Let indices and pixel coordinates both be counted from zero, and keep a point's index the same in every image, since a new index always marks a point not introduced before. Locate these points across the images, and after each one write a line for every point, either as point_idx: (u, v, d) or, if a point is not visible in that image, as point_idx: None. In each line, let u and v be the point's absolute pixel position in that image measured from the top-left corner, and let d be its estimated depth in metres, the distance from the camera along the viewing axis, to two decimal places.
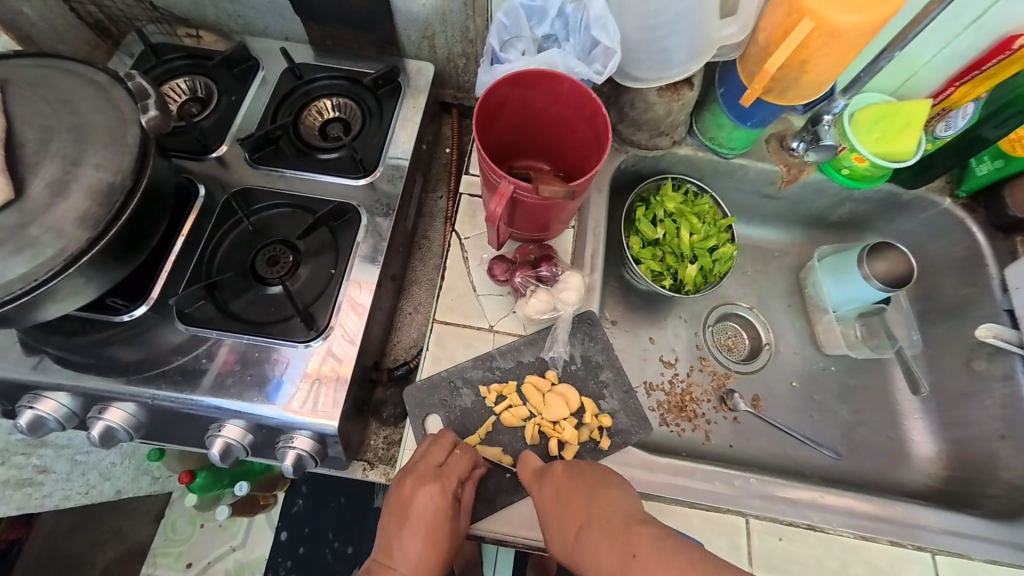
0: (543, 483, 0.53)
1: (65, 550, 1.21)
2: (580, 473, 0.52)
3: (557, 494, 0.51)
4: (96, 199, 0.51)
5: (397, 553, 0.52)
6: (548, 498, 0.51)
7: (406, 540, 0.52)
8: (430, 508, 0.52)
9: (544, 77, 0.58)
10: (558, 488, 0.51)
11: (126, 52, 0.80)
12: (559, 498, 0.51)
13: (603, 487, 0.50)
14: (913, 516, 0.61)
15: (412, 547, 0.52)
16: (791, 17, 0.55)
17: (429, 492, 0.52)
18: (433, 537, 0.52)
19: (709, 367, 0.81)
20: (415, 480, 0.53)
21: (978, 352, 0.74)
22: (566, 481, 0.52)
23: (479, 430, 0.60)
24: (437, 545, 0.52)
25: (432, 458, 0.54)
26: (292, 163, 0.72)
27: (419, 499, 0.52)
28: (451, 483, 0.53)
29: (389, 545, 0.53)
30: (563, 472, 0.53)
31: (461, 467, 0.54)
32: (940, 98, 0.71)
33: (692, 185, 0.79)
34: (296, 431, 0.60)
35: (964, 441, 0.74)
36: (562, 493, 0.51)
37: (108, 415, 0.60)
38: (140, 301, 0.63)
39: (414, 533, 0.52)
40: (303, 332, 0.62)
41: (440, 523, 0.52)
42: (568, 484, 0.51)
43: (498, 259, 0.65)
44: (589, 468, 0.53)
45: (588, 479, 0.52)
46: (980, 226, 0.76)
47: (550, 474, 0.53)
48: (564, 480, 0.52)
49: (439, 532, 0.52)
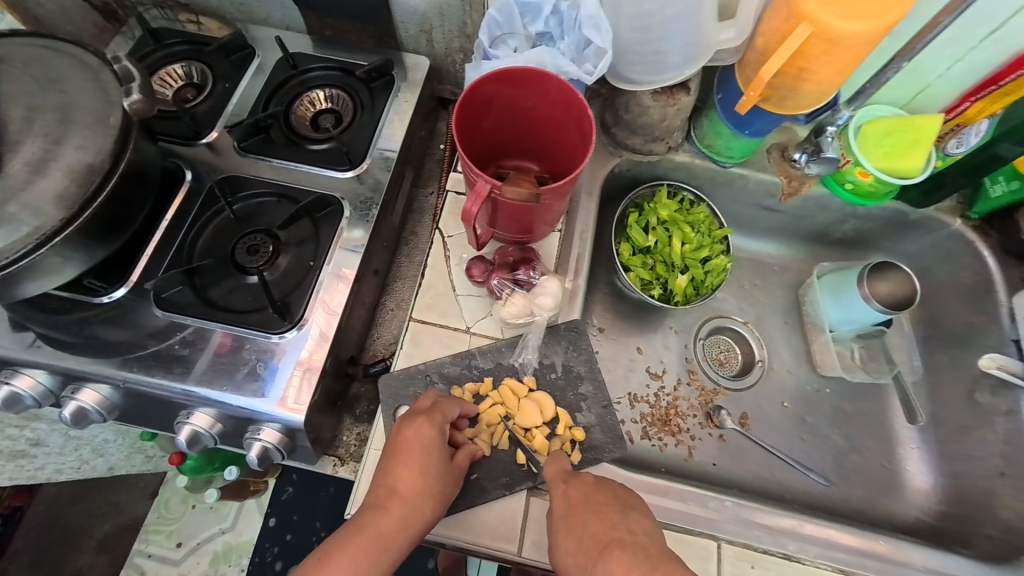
0: (574, 481, 0.52)
1: (65, 520, 1.29)
2: (612, 490, 0.52)
3: (588, 498, 0.50)
4: (75, 179, 0.51)
5: (387, 488, 0.51)
6: (576, 497, 0.51)
7: (395, 472, 0.52)
8: (419, 441, 0.52)
9: (531, 76, 0.56)
10: (591, 494, 0.51)
11: (128, 36, 0.81)
12: (590, 502, 0.50)
13: (634, 512, 0.50)
14: (899, 553, 0.58)
15: (401, 479, 0.51)
16: (789, 22, 0.53)
17: (417, 425, 0.53)
18: (423, 467, 0.52)
19: (697, 381, 0.79)
20: (405, 418, 0.55)
21: (981, 384, 0.71)
22: (597, 490, 0.51)
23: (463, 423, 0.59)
24: (428, 476, 0.51)
25: (423, 402, 0.56)
26: (280, 153, 0.71)
27: (408, 431, 0.53)
28: (439, 418, 0.54)
29: (379, 483, 0.52)
30: (593, 482, 0.52)
31: (450, 409, 0.55)
32: (953, 113, 0.68)
33: (689, 194, 0.76)
34: (265, 422, 0.59)
35: (963, 476, 0.70)
36: (595, 501, 0.50)
37: (82, 395, 0.60)
38: (119, 284, 0.63)
39: (402, 466, 0.52)
40: (278, 324, 0.61)
41: (429, 456, 0.52)
42: (600, 497, 0.51)
43: (477, 260, 0.64)
44: (621, 487, 0.53)
45: (622, 498, 0.52)
46: (991, 251, 0.73)
47: (582, 479, 0.53)
48: (597, 488, 0.52)
49: (429, 465, 0.52)
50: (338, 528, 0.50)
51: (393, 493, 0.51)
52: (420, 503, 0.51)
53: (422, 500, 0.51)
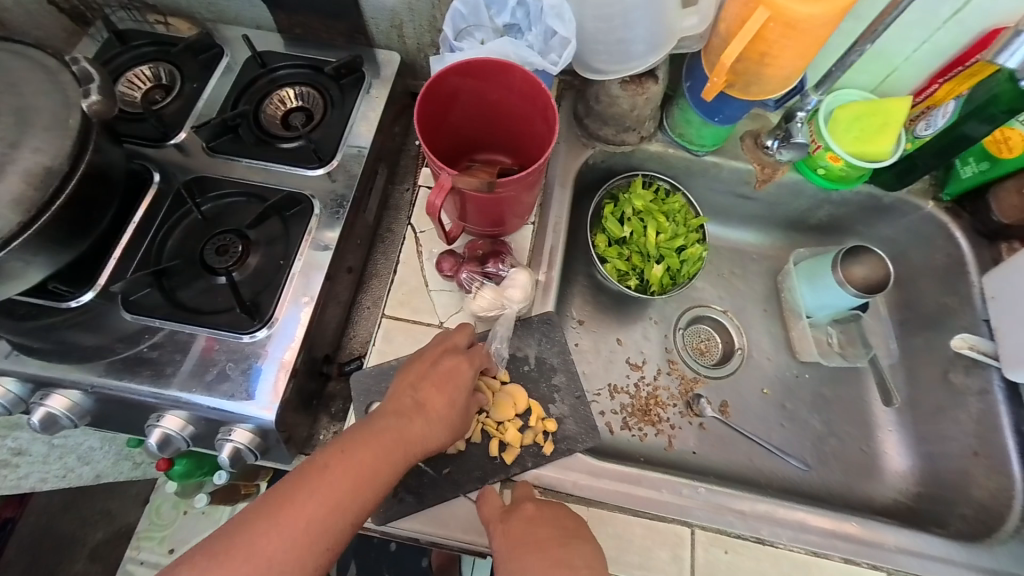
0: (513, 518, 0.51)
1: (55, 529, 1.29)
2: (553, 519, 0.51)
3: (527, 535, 0.49)
4: (32, 183, 0.50)
5: (413, 403, 0.53)
6: (515, 535, 0.49)
7: (425, 392, 0.53)
8: (454, 374, 0.55)
9: (494, 67, 0.56)
10: (529, 530, 0.49)
11: (95, 38, 0.80)
12: (529, 539, 0.48)
13: (577, 541, 0.49)
14: (872, 534, 0.58)
15: (429, 399, 0.53)
16: (748, 7, 0.53)
17: (456, 360, 0.55)
18: (451, 398, 0.54)
19: (677, 371, 0.79)
20: (445, 346, 0.57)
21: (955, 364, 0.71)
22: (537, 524, 0.50)
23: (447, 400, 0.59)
24: (454, 406, 0.54)
25: (461, 338, 0.58)
26: (250, 152, 0.71)
27: (446, 362, 0.55)
28: (476, 360, 0.56)
29: (404, 398, 0.53)
30: (532, 514, 0.51)
31: (484, 357, 0.58)
32: (922, 96, 0.69)
33: (664, 183, 0.76)
34: (237, 423, 0.59)
35: (938, 457, 0.71)
36: (534, 537, 0.49)
37: (51, 401, 0.60)
38: (87, 288, 0.62)
39: (434, 390, 0.53)
40: (248, 324, 0.61)
41: (461, 388, 0.54)
42: (540, 531, 0.49)
43: (448, 254, 0.64)
44: (563, 514, 0.52)
45: (563, 529, 0.50)
46: (964, 232, 0.73)
47: (522, 513, 0.51)
48: (537, 521, 0.50)
49: (457, 397, 0.54)
50: (358, 424, 0.51)
51: (419, 409, 0.52)
52: (438, 427, 0.53)
53: (440, 426, 0.53)
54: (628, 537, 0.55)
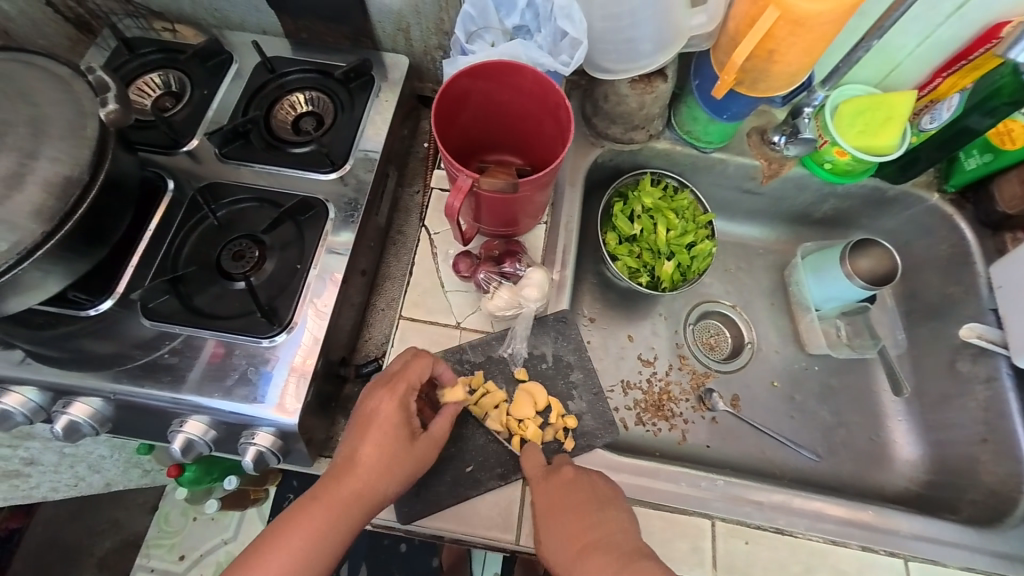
0: (553, 482, 0.53)
1: (64, 539, 1.28)
2: (590, 485, 0.53)
3: (567, 501, 0.51)
4: (51, 192, 0.51)
5: (349, 455, 0.53)
6: (555, 499, 0.51)
7: (357, 442, 0.53)
8: (381, 413, 0.53)
9: (506, 68, 0.57)
10: (568, 495, 0.51)
11: (103, 46, 0.80)
12: (569, 506, 0.50)
13: (610, 508, 0.52)
14: (885, 521, 0.59)
15: (362, 447, 0.52)
16: (757, 6, 0.54)
17: (380, 397, 0.54)
18: (381, 442, 0.52)
19: (688, 366, 0.79)
20: (374, 383, 0.56)
21: (962, 353, 0.72)
22: (576, 489, 0.52)
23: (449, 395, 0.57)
24: (388, 447, 0.52)
25: (393, 368, 0.56)
26: (261, 158, 0.71)
27: (372, 403, 0.54)
28: (401, 390, 0.53)
29: (345, 448, 0.54)
30: (572, 480, 0.53)
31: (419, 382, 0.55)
32: (927, 90, 0.70)
33: (672, 180, 0.77)
34: (258, 427, 0.59)
35: (947, 445, 0.72)
36: (573, 503, 0.51)
37: (72, 409, 0.60)
38: (105, 296, 0.63)
39: (364, 437, 0.53)
40: (266, 328, 0.61)
41: (391, 428, 0.53)
42: (579, 497, 0.51)
43: (464, 255, 0.64)
44: (599, 480, 0.54)
45: (599, 495, 0.53)
46: (968, 223, 0.74)
47: (562, 478, 0.53)
48: (576, 487, 0.52)
49: (388, 437, 0.52)
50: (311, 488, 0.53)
51: (354, 460, 0.52)
52: (377, 471, 0.51)
53: (380, 473, 0.51)
54: (648, 530, 0.56)
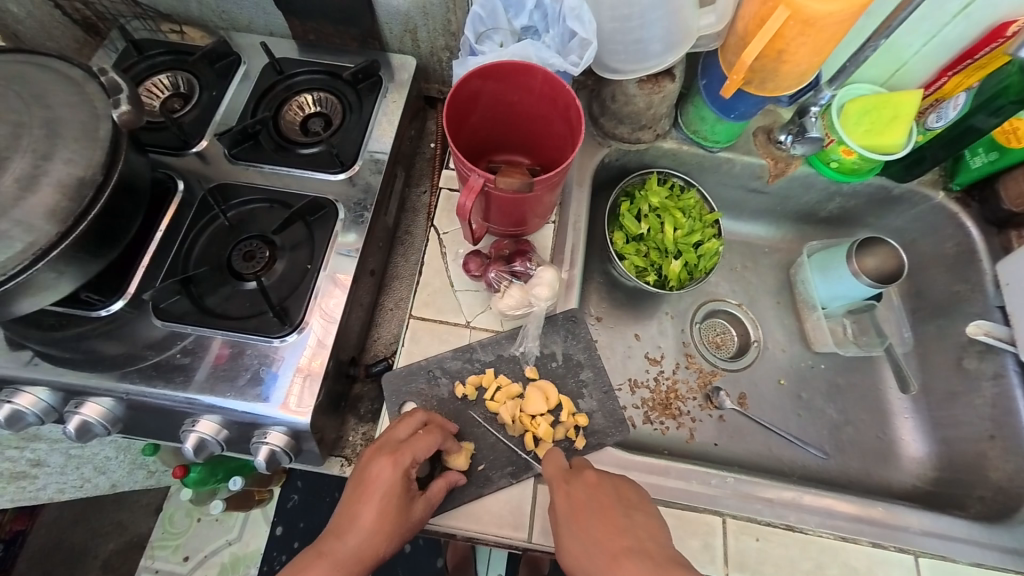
0: (575, 483, 0.52)
1: (68, 541, 1.28)
2: (615, 489, 0.52)
3: (592, 501, 0.50)
4: (66, 193, 0.51)
5: (347, 519, 0.51)
6: (579, 500, 0.50)
7: (355, 508, 0.51)
8: (380, 482, 0.51)
9: (517, 69, 0.57)
10: (592, 496, 0.51)
11: (111, 48, 0.80)
12: (593, 504, 0.50)
13: (639, 512, 0.50)
14: (895, 518, 0.60)
15: (360, 514, 0.51)
16: (767, 6, 0.54)
17: (380, 465, 0.52)
18: (380, 511, 0.51)
19: (695, 364, 0.80)
20: (377, 446, 0.54)
21: (969, 350, 0.72)
22: (600, 491, 0.51)
23: (455, 460, 0.56)
24: (385, 517, 0.50)
25: (397, 432, 0.54)
26: (271, 159, 0.72)
27: (372, 469, 0.52)
28: (402, 460, 0.51)
29: (342, 511, 0.52)
30: (595, 482, 0.52)
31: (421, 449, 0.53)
32: (932, 88, 0.70)
33: (678, 180, 0.78)
34: (270, 426, 0.59)
35: (954, 442, 0.72)
36: (598, 502, 0.50)
37: (84, 409, 0.60)
38: (116, 297, 0.63)
39: (363, 503, 0.51)
40: (277, 328, 0.61)
41: (390, 497, 0.51)
42: (604, 498, 0.50)
43: (473, 255, 0.65)
44: (624, 485, 0.53)
45: (624, 499, 0.51)
46: (973, 221, 0.74)
47: (584, 478, 0.52)
48: (600, 489, 0.51)
49: (387, 507, 0.51)
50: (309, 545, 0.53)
51: (351, 525, 0.51)
52: (373, 539, 0.50)
53: (377, 540, 0.50)
54: None
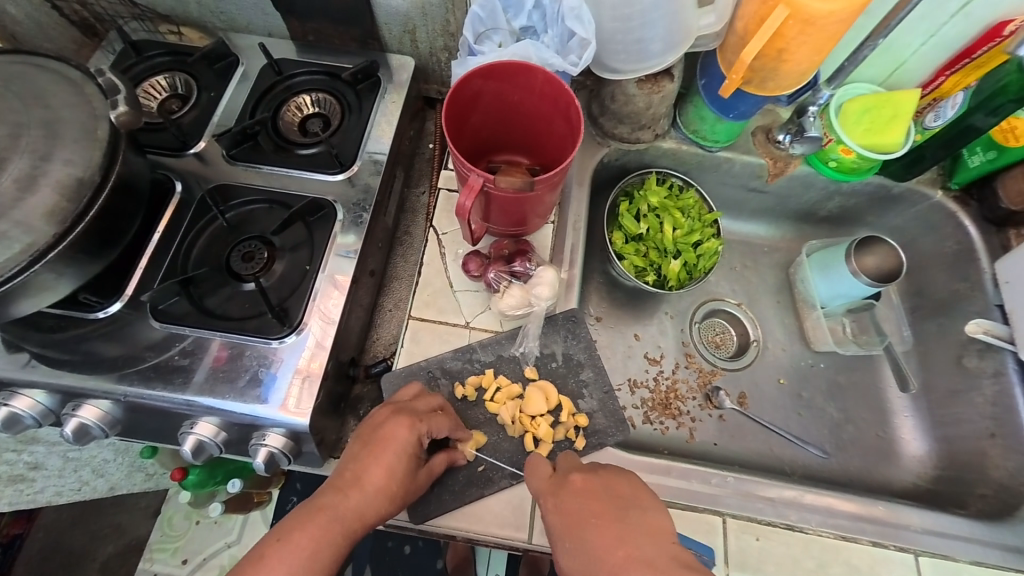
0: (563, 493, 0.50)
1: (66, 544, 1.27)
2: (608, 490, 0.50)
3: (584, 511, 0.48)
4: (65, 195, 0.51)
5: (352, 476, 0.50)
6: (571, 511, 0.49)
7: (363, 465, 0.50)
8: (395, 441, 0.51)
9: (516, 69, 0.57)
10: (585, 504, 0.49)
11: (109, 49, 0.80)
12: (586, 514, 0.48)
13: (636, 509, 0.48)
14: (896, 516, 0.60)
15: (368, 470, 0.50)
16: (767, 5, 0.54)
17: (398, 423, 0.52)
18: (389, 469, 0.50)
19: (695, 364, 0.80)
20: (393, 409, 0.54)
21: (968, 348, 0.72)
22: (589, 497, 0.49)
23: (466, 445, 0.57)
24: (393, 477, 0.50)
25: (415, 401, 0.55)
26: (270, 159, 0.72)
27: (388, 428, 0.52)
28: (420, 422, 0.52)
29: (346, 468, 0.51)
30: (584, 485, 0.51)
31: (438, 420, 0.54)
32: (930, 88, 0.71)
33: (677, 179, 0.78)
34: (270, 428, 0.59)
35: (955, 440, 0.72)
36: (590, 511, 0.48)
37: (82, 412, 0.60)
38: (114, 298, 0.63)
39: (373, 459, 0.50)
40: (277, 329, 0.61)
41: (402, 457, 0.51)
42: (596, 504, 0.49)
43: (473, 255, 0.65)
44: (617, 484, 0.51)
45: (619, 499, 0.49)
46: (972, 220, 0.75)
47: (572, 486, 0.51)
48: (590, 495, 0.50)
49: (397, 467, 0.51)
50: (301, 504, 0.49)
51: (357, 482, 0.50)
52: (378, 498, 0.49)
53: (379, 500, 0.50)
54: None
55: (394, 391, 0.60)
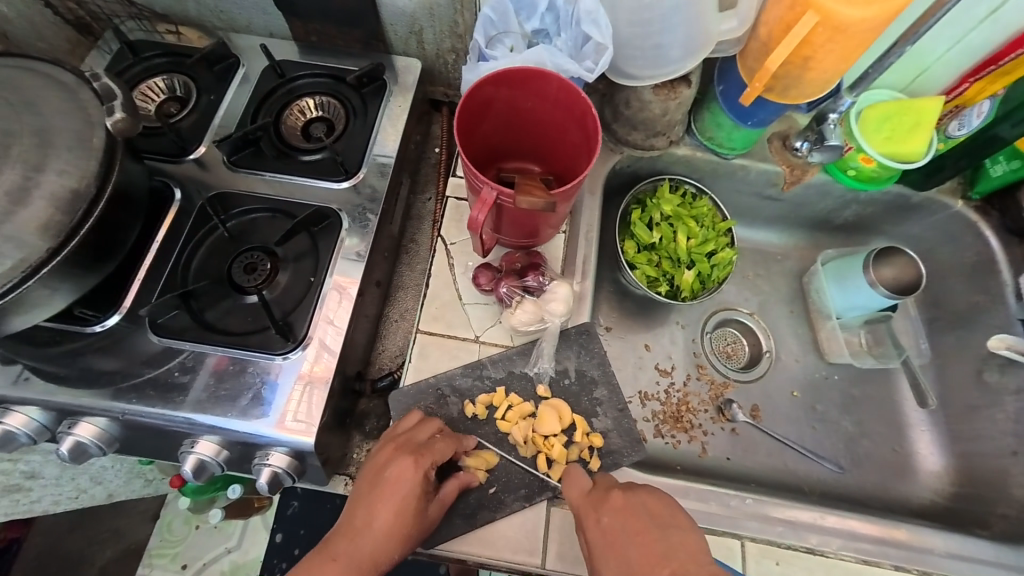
0: (604, 510, 0.49)
1: (64, 549, 1.25)
2: (644, 509, 0.49)
3: (625, 529, 0.48)
4: (59, 207, 0.48)
5: (361, 520, 0.50)
6: (611, 530, 0.48)
7: (372, 509, 0.50)
8: (401, 483, 0.50)
9: (530, 75, 0.55)
10: (626, 522, 0.49)
11: (105, 50, 0.78)
12: (627, 533, 0.48)
13: (675, 529, 0.48)
14: (919, 540, 0.58)
15: (377, 514, 0.49)
16: (794, 11, 0.52)
17: (402, 465, 0.50)
18: (399, 512, 0.49)
19: (706, 375, 0.78)
20: (396, 446, 0.52)
21: (989, 363, 0.71)
22: (630, 515, 0.49)
23: (476, 462, 0.56)
24: (403, 521, 0.49)
25: (418, 432, 0.53)
26: (272, 166, 0.69)
27: (392, 470, 0.51)
28: (425, 460, 0.50)
29: (356, 512, 0.50)
30: (624, 504, 0.50)
31: (441, 453, 0.52)
32: (952, 95, 0.68)
33: (690, 186, 0.75)
34: (272, 447, 0.57)
35: (974, 457, 0.71)
36: (630, 529, 0.48)
37: (78, 430, 0.58)
38: (112, 311, 0.60)
39: (381, 501, 0.50)
40: (281, 344, 0.59)
41: (410, 498, 0.50)
42: (638, 523, 0.48)
43: (484, 267, 0.62)
44: (656, 499, 0.50)
45: (658, 517, 0.49)
46: (993, 231, 0.73)
47: (611, 504, 0.50)
48: (630, 512, 0.49)
49: (406, 508, 0.50)
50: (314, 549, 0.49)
51: (366, 528, 0.49)
52: (389, 544, 0.49)
53: (391, 543, 0.49)
54: None
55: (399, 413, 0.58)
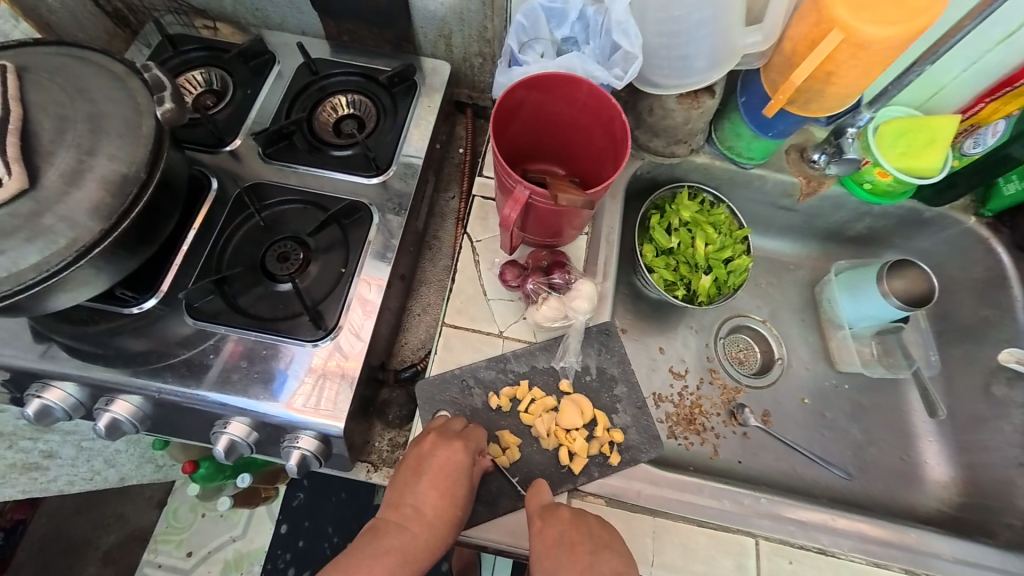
0: (548, 520, 0.51)
1: (68, 532, 1.25)
2: (587, 526, 0.51)
3: (561, 539, 0.50)
4: (110, 190, 0.51)
5: (412, 508, 0.52)
6: (549, 537, 0.50)
7: (421, 495, 0.52)
8: (450, 467, 0.52)
9: (562, 80, 0.57)
10: (564, 532, 0.50)
11: (144, 42, 0.80)
12: (563, 542, 0.49)
13: (608, 552, 0.49)
14: (926, 544, 0.60)
15: (426, 501, 0.52)
16: (819, 27, 0.55)
17: (451, 450, 0.53)
18: (450, 494, 0.52)
19: (719, 380, 0.80)
20: (438, 435, 0.55)
21: (997, 376, 0.73)
22: (572, 527, 0.50)
23: (505, 440, 0.58)
24: (453, 502, 0.52)
25: (453, 423, 0.56)
26: (305, 159, 0.72)
27: (439, 457, 0.53)
28: (470, 444, 0.54)
29: (405, 499, 0.53)
30: (570, 518, 0.51)
31: (479, 437, 0.56)
32: (968, 114, 0.70)
33: (708, 194, 0.77)
34: (301, 430, 0.59)
35: (980, 468, 0.72)
36: (568, 539, 0.49)
37: (114, 406, 0.60)
38: (150, 293, 0.62)
39: (430, 487, 0.52)
40: (311, 331, 0.61)
41: (460, 478, 0.53)
42: (575, 534, 0.50)
43: (510, 264, 0.64)
44: (598, 525, 0.52)
45: (597, 536, 0.51)
46: (1004, 248, 0.75)
47: (557, 515, 0.51)
48: (572, 524, 0.51)
49: (454, 491, 0.53)
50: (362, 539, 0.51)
51: (418, 515, 0.52)
52: (440, 529, 0.52)
53: (443, 526, 0.52)
54: (693, 546, 0.56)
55: (428, 399, 0.60)
